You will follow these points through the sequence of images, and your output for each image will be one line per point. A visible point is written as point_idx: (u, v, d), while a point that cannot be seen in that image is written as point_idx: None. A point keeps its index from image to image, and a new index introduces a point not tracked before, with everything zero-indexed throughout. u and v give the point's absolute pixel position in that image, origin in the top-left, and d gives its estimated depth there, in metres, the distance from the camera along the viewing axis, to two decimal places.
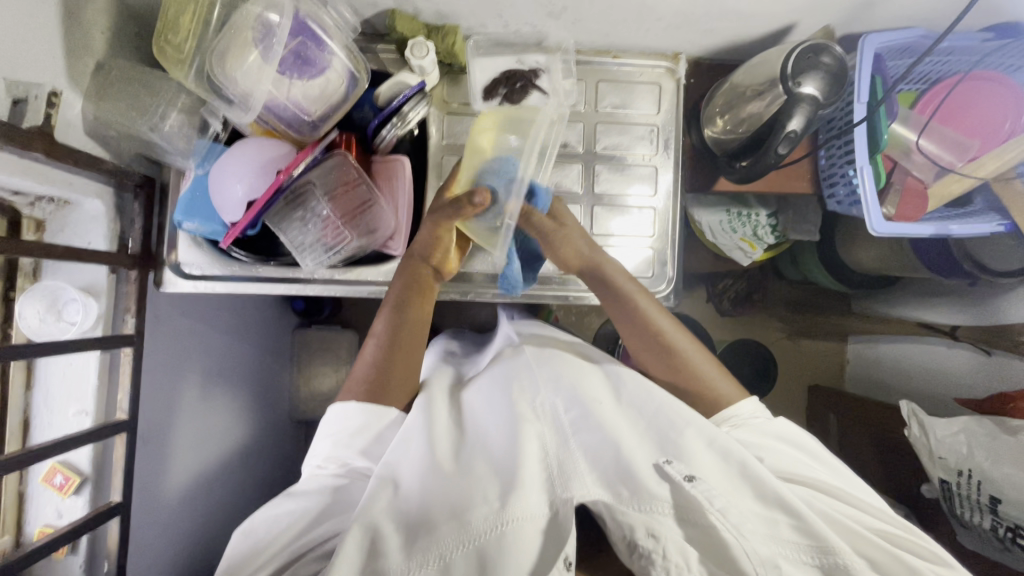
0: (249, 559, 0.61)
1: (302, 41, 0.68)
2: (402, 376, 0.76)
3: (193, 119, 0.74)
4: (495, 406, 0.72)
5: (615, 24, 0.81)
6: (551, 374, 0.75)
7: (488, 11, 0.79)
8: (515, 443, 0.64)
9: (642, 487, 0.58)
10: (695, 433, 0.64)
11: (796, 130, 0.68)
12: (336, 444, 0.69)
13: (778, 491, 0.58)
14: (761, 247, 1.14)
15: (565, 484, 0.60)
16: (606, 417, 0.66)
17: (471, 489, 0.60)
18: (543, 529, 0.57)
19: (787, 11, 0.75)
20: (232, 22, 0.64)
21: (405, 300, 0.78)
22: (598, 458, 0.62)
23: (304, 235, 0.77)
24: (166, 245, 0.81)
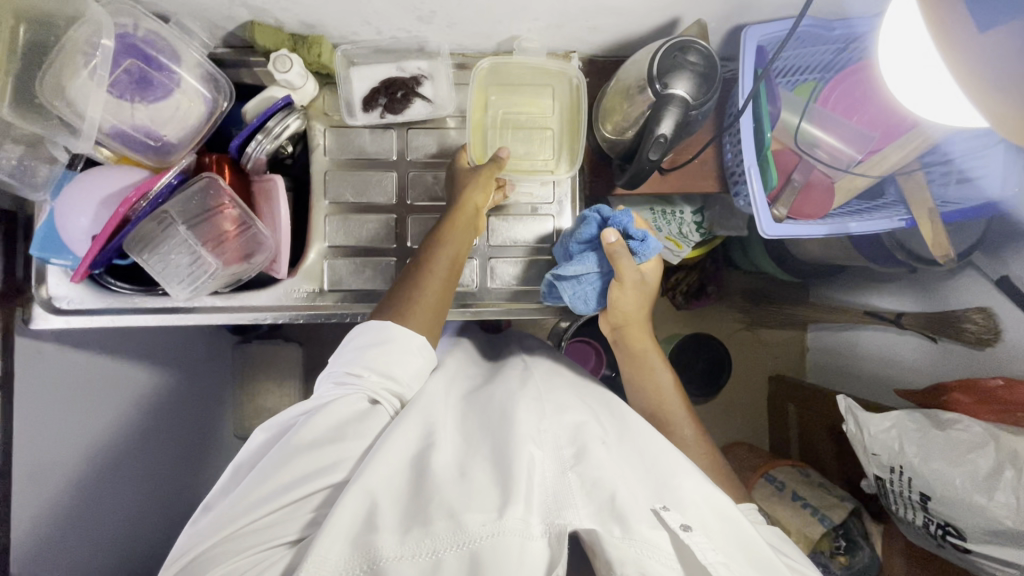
0: (280, 470, 0.56)
1: (146, 66, 0.66)
2: (426, 312, 0.69)
3: (38, 151, 0.68)
4: (510, 414, 0.66)
5: (493, 25, 0.76)
6: (557, 401, 0.70)
7: (354, 19, 0.74)
8: (520, 452, 0.59)
9: (635, 531, 0.54)
10: (693, 486, 0.60)
11: (666, 134, 0.64)
12: (365, 359, 0.64)
13: (773, 565, 0.55)
14: (687, 245, 1.10)
15: (559, 510, 0.56)
16: (605, 460, 0.61)
17: (472, 495, 0.55)
18: (536, 548, 0.54)
19: (666, 5, 0.71)
20: (50, 46, 0.60)
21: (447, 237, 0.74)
22: (596, 491, 0.57)
23: (171, 263, 0.72)
24: (35, 277, 0.77)
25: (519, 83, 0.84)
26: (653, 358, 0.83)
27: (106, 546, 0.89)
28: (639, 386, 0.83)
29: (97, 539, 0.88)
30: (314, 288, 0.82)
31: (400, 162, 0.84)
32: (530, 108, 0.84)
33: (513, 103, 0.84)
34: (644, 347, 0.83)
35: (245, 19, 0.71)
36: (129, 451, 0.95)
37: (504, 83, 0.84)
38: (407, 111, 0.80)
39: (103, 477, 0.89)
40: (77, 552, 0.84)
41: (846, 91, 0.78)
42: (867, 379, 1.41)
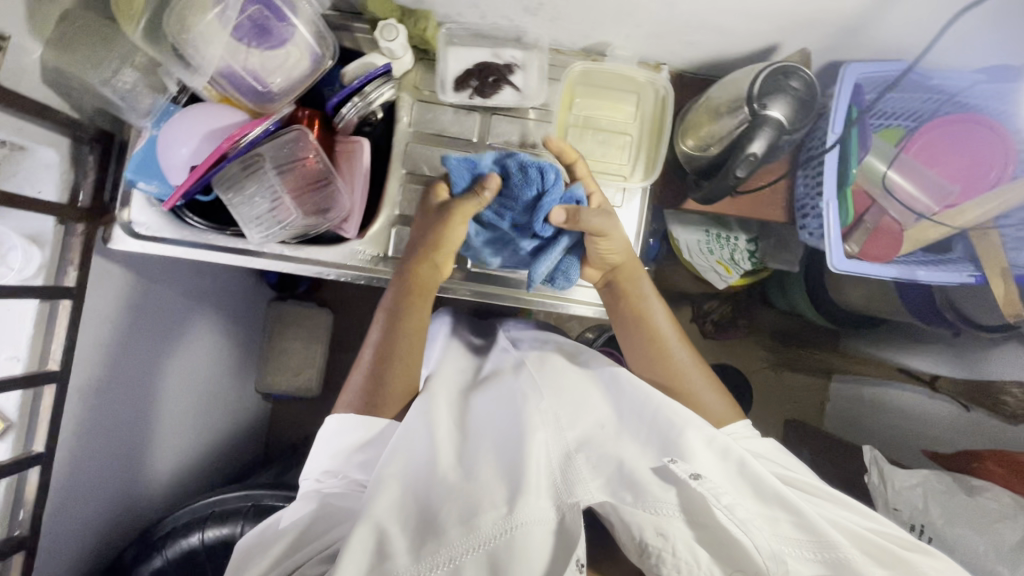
0: (270, 554, 0.61)
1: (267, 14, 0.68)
2: (398, 392, 0.74)
3: (151, 79, 0.75)
4: (509, 412, 0.70)
5: (594, 26, 0.78)
6: (555, 386, 0.75)
7: (464, 2, 0.77)
8: (524, 445, 0.64)
9: (647, 496, 0.59)
10: (694, 434, 0.65)
11: (757, 153, 0.65)
12: (333, 456, 0.68)
13: (776, 490, 0.61)
14: (737, 272, 1.11)
15: (569, 488, 0.60)
16: (607, 444, 0.66)
17: (477, 494, 0.59)
18: (553, 532, 0.58)
19: (768, 30, 0.73)
20: None
21: (402, 307, 0.76)
22: (601, 465, 0.63)
23: (254, 208, 0.76)
24: (120, 202, 0.80)
25: (606, 84, 0.86)
26: (642, 289, 0.81)
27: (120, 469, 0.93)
28: (634, 325, 0.80)
29: (109, 467, 0.90)
30: (378, 253, 0.83)
31: (479, 145, 0.85)
32: (613, 113, 0.86)
33: (598, 105, 0.86)
34: (636, 280, 0.81)
35: None
36: (157, 379, 0.98)
37: (590, 86, 0.86)
38: (496, 96, 0.82)
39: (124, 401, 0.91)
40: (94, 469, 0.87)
41: (929, 143, 0.77)
42: (883, 436, 1.39)
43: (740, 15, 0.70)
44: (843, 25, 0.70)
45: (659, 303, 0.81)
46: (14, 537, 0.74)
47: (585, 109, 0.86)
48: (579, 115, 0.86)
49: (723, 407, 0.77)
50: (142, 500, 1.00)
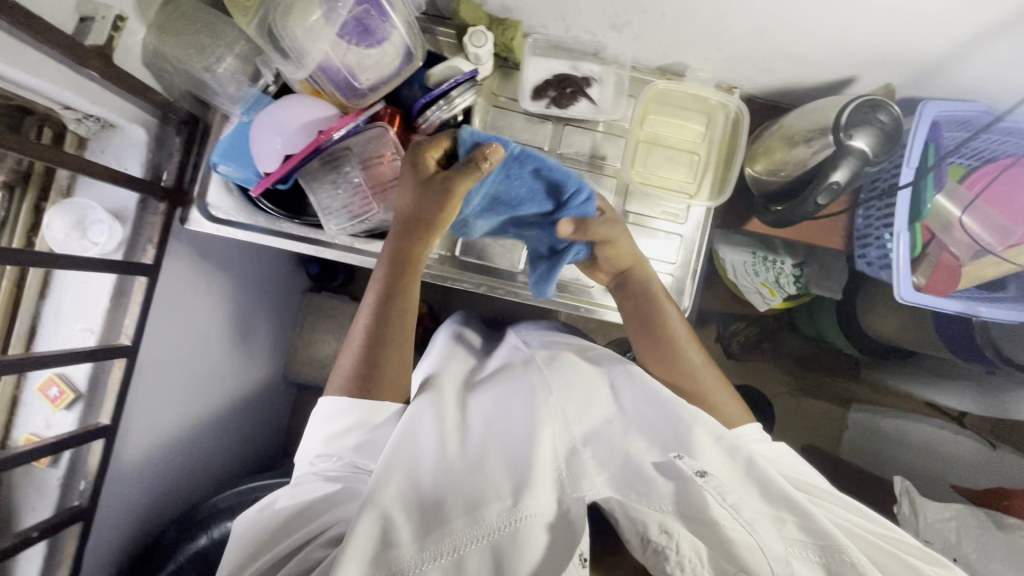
0: (273, 536, 0.60)
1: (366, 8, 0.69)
2: (394, 375, 0.70)
3: (247, 67, 0.75)
4: (514, 404, 0.69)
5: (675, 46, 0.80)
6: (564, 378, 0.72)
7: (551, 15, 0.79)
8: (531, 441, 0.63)
9: (649, 494, 0.58)
10: (702, 432, 0.64)
11: (839, 182, 0.67)
12: (329, 440, 0.66)
13: (782, 488, 0.60)
14: (780, 295, 1.13)
15: (574, 484, 0.60)
16: (613, 436, 0.65)
17: (482, 487, 0.59)
18: (554, 524, 0.58)
19: (848, 63, 0.75)
20: None
21: (397, 286, 0.72)
22: (609, 461, 0.63)
23: (333, 200, 0.79)
24: (198, 185, 0.82)
25: (678, 103, 0.88)
26: (653, 288, 0.80)
27: (169, 445, 0.94)
28: (644, 324, 0.80)
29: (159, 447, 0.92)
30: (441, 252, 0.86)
31: (550, 153, 0.87)
32: (683, 132, 0.88)
33: (669, 123, 0.88)
34: (646, 283, 0.80)
35: None
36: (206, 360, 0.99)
37: (665, 104, 0.88)
38: (572, 107, 0.84)
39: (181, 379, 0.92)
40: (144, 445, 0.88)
41: (1001, 184, 0.78)
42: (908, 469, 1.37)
43: (824, 46, 0.72)
44: (926, 64, 0.72)
45: (669, 303, 0.81)
46: (75, 506, 0.75)
47: (653, 127, 0.88)
48: (648, 131, 0.88)
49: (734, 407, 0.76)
50: (188, 481, 1.02)
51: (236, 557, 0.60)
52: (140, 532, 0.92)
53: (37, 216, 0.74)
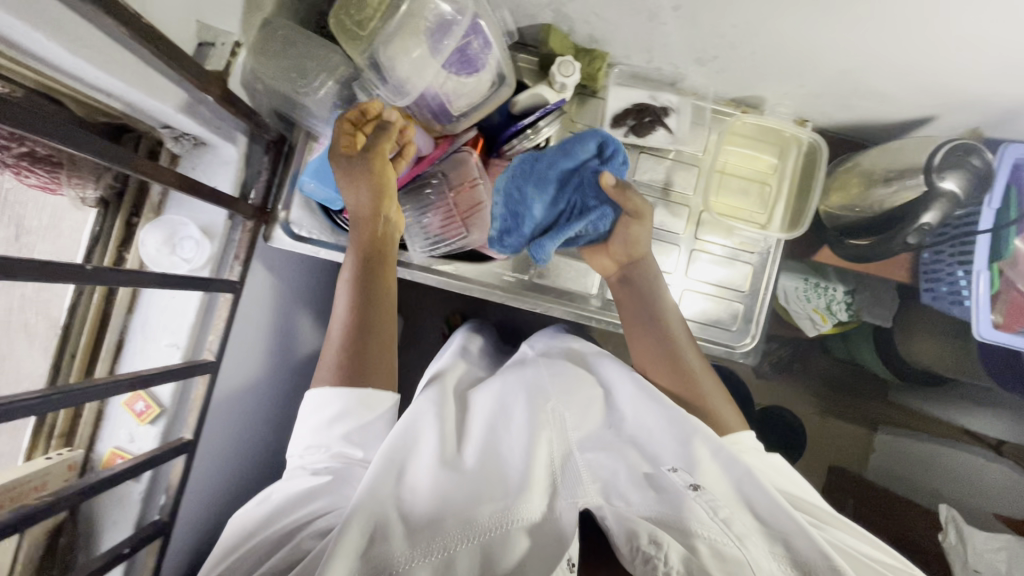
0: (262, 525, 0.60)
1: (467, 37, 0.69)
2: (382, 365, 0.68)
3: (344, 92, 0.77)
4: (512, 407, 0.68)
5: (757, 81, 0.81)
6: (563, 381, 0.72)
7: (637, 49, 0.80)
8: (527, 449, 0.62)
9: (634, 500, 0.59)
10: (702, 442, 0.63)
11: (930, 223, 0.71)
12: (315, 430, 0.65)
13: (782, 506, 0.58)
14: (831, 321, 1.15)
15: (568, 488, 0.60)
16: (611, 442, 0.65)
17: (476, 488, 0.58)
18: (540, 529, 0.57)
19: (928, 104, 0.76)
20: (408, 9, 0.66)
21: (377, 276, 0.71)
22: (603, 469, 0.62)
23: (417, 222, 0.82)
24: (282, 204, 0.83)
25: (753, 134, 0.88)
26: (657, 286, 0.79)
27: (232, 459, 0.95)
28: (643, 319, 0.78)
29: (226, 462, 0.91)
30: (517, 276, 0.87)
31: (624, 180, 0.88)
32: (755, 163, 0.89)
33: (741, 154, 0.89)
34: (652, 278, 0.79)
35: (545, 21, 0.78)
36: (270, 374, 0.99)
37: (744, 136, 0.89)
38: (650, 137, 0.85)
39: (249, 394, 0.92)
40: (216, 460, 0.88)
41: None
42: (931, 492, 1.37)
43: (908, 86, 0.74)
44: (1010, 108, 0.73)
45: (673, 304, 0.79)
46: (156, 520, 0.75)
47: (725, 157, 0.90)
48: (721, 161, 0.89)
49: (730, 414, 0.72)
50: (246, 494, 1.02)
51: (224, 544, 0.60)
52: (211, 546, 0.92)
53: (128, 231, 0.75)
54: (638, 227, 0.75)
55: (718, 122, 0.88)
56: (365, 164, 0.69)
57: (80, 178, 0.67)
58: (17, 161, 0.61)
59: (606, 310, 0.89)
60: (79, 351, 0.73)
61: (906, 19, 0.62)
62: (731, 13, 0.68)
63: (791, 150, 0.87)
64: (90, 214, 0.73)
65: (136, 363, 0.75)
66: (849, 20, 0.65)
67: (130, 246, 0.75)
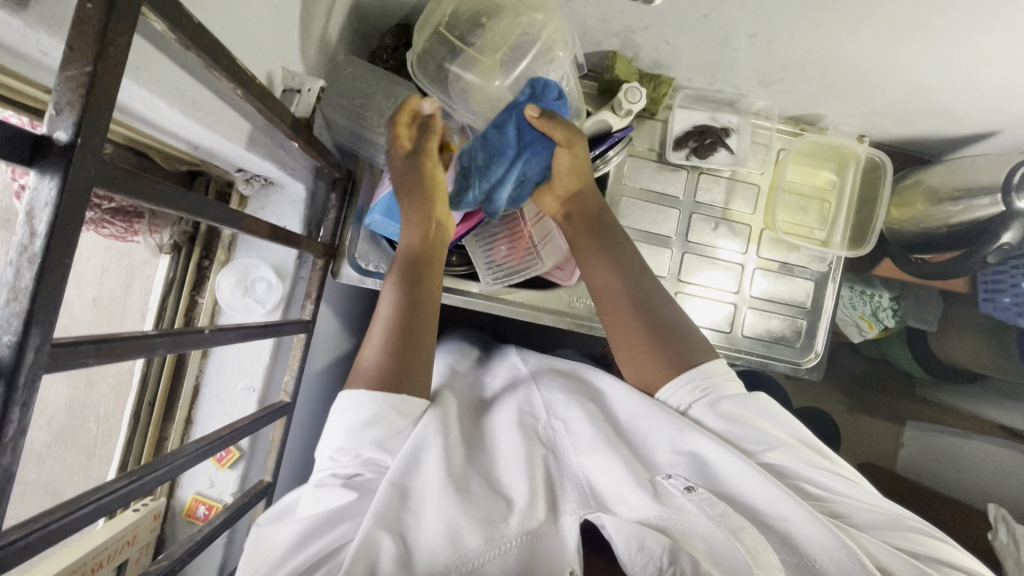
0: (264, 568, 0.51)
1: (526, 53, 0.69)
2: (424, 369, 0.62)
3: None
4: (501, 425, 0.65)
5: (819, 100, 0.82)
6: (560, 394, 0.68)
7: (701, 72, 0.80)
8: (521, 463, 0.57)
9: (636, 505, 0.52)
10: (703, 442, 0.57)
11: (1009, 242, 0.71)
12: (347, 434, 0.56)
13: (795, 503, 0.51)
14: (878, 327, 1.15)
15: (570, 505, 0.54)
16: (614, 439, 0.60)
17: (478, 506, 0.52)
18: (533, 546, 0.50)
19: (994, 119, 0.77)
20: (496, 33, 0.68)
21: (418, 275, 0.67)
22: (604, 475, 0.56)
23: (490, 254, 0.82)
24: (348, 239, 0.81)
25: (811, 150, 0.89)
26: (618, 241, 0.73)
27: None
28: (605, 277, 0.71)
29: None
30: (589, 302, 0.86)
31: (686, 201, 0.88)
32: (814, 179, 0.90)
33: (800, 170, 0.89)
34: (599, 210, 0.75)
35: (610, 48, 0.78)
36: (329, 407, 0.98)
37: (806, 154, 0.88)
38: (712, 158, 0.85)
39: (311, 429, 0.92)
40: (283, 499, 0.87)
41: None
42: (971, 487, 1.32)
43: (975, 103, 0.75)
44: None
45: (642, 262, 0.72)
46: None
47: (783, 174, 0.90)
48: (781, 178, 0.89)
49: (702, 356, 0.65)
50: None
51: None
52: None
53: (199, 274, 0.74)
54: (570, 157, 0.71)
55: (776, 140, 0.88)
56: (412, 161, 0.69)
57: (156, 227, 0.69)
58: (103, 214, 0.63)
59: None
60: (159, 397, 0.72)
61: (986, 40, 0.63)
62: (806, 37, 0.68)
63: (851, 166, 0.87)
64: (163, 260, 0.73)
65: (212, 409, 0.74)
66: (928, 42, 0.65)
67: (203, 289, 0.74)
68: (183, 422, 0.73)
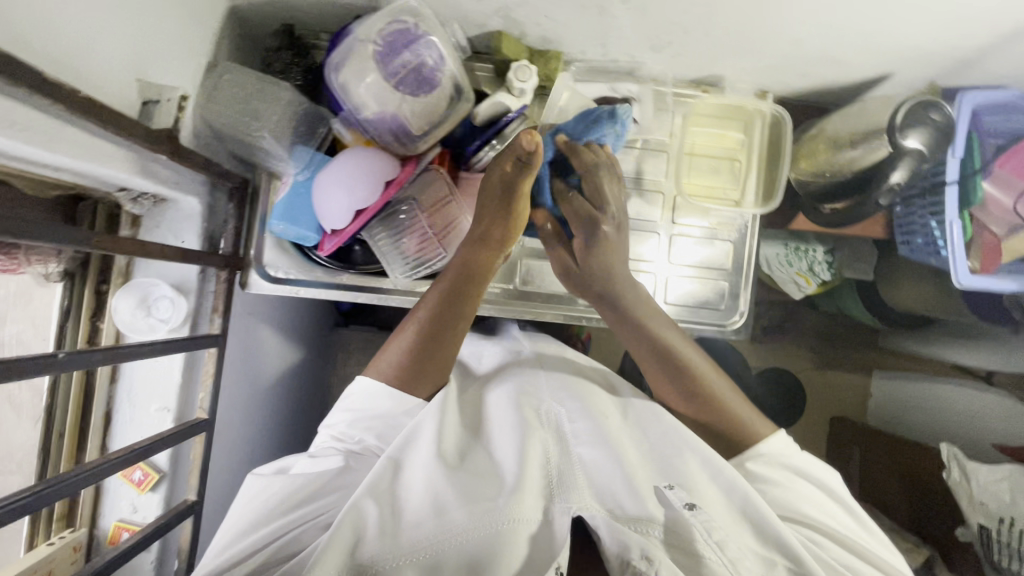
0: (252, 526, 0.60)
1: (394, 43, 0.67)
2: (440, 366, 0.71)
3: (298, 124, 0.76)
4: (500, 412, 0.71)
5: (712, 60, 0.81)
6: (559, 383, 0.76)
7: (591, 42, 0.79)
8: (522, 451, 0.64)
9: (631, 508, 0.60)
10: (697, 460, 0.64)
11: (897, 182, 0.72)
12: (352, 422, 0.69)
13: (779, 534, 0.59)
14: (815, 282, 1.16)
15: (563, 494, 0.61)
16: (612, 433, 0.67)
17: (474, 489, 0.60)
18: (534, 534, 0.58)
19: (884, 62, 0.77)
20: (364, 30, 0.67)
21: (455, 292, 0.72)
22: (598, 474, 0.64)
23: (393, 246, 0.81)
24: (254, 249, 0.81)
25: (717, 111, 0.88)
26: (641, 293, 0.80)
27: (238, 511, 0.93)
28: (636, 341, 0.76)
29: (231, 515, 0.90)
30: (504, 286, 0.87)
31: None
32: (724, 141, 0.89)
33: (708, 133, 0.89)
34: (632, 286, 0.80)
35: (495, 28, 0.76)
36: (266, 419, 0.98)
37: (707, 116, 0.89)
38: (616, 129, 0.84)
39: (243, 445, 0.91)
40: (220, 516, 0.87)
41: None
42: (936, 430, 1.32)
43: (862, 48, 0.74)
44: (962, 57, 0.74)
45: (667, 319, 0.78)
46: None
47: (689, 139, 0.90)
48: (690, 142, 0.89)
49: (756, 424, 0.71)
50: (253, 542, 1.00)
51: (212, 544, 0.61)
52: None
53: (98, 300, 0.72)
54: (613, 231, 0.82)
55: (678, 104, 0.88)
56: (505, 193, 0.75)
57: (40, 256, 0.65)
58: None
59: (595, 308, 0.89)
60: (68, 430, 0.71)
61: None
62: None
63: (755, 123, 0.87)
64: (56, 289, 0.71)
65: (127, 434, 0.73)
66: None
67: (102, 315, 0.72)
68: (98, 451, 0.73)
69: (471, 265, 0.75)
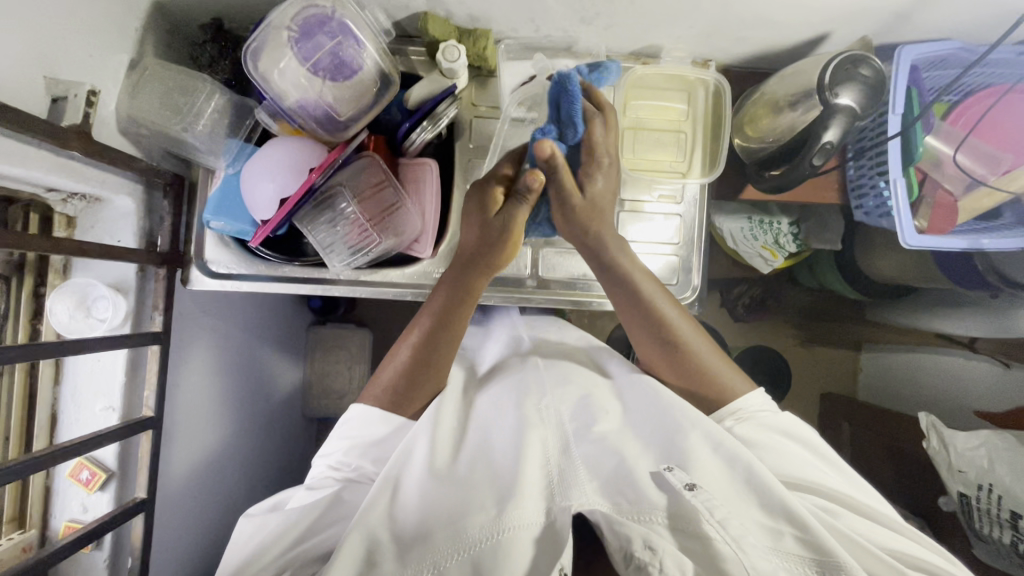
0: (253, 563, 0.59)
1: (306, 27, 0.68)
2: (426, 389, 0.72)
3: (223, 118, 0.78)
4: (501, 410, 0.69)
5: (647, 29, 0.80)
6: (557, 376, 0.74)
7: (520, 17, 0.78)
8: (520, 446, 0.62)
9: (636, 498, 0.57)
10: (700, 436, 0.62)
11: (831, 142, 0.70)
12: (351, 448, 0.68)
13: (784, 502, 0.56)
14: (782, 254, 1.13)
15: (564, 492, 0.58)
16: (609, 429, 0.65)
17: (467, 499, 0.58)
18: (538, 537, 0.56)
19: (820, 21, 0.75)
20: (274, 19, 0.68)
21: (444, 317, 0.73)
22: (598, 468, 0.61)
23: (333, 236, 0.79)
24: (193, 245, 0.82)
25: (662, 82, 0.86)
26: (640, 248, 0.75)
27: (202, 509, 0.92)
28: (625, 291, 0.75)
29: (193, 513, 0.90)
30: None
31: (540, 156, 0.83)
32: (669, 111, 0.86)
33: (648, 106, 0.86)
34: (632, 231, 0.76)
35: (420, 9, 0.75)
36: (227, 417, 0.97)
37: (650, 86, 0.86)
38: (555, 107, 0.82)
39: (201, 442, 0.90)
40: (181, 514, 0.86)
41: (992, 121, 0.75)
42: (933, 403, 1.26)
43: (797, 8, 0.72)
44: (897, 11, 0.72)
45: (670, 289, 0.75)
46: None
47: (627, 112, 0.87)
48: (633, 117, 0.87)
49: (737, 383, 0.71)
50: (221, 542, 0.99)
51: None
52: None
53: (37, 302, 0.72)
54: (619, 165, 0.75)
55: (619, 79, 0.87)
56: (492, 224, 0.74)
57: None
58: None
59: (543, 289, 0.89)
60: (12, 434, 0.71)
61: None
62: None
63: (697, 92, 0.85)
64: None
65: (74, 434, 0.74)
66: None
67: (41, 317, 0.72)
68: None
69: (463, 291, 0.74)
